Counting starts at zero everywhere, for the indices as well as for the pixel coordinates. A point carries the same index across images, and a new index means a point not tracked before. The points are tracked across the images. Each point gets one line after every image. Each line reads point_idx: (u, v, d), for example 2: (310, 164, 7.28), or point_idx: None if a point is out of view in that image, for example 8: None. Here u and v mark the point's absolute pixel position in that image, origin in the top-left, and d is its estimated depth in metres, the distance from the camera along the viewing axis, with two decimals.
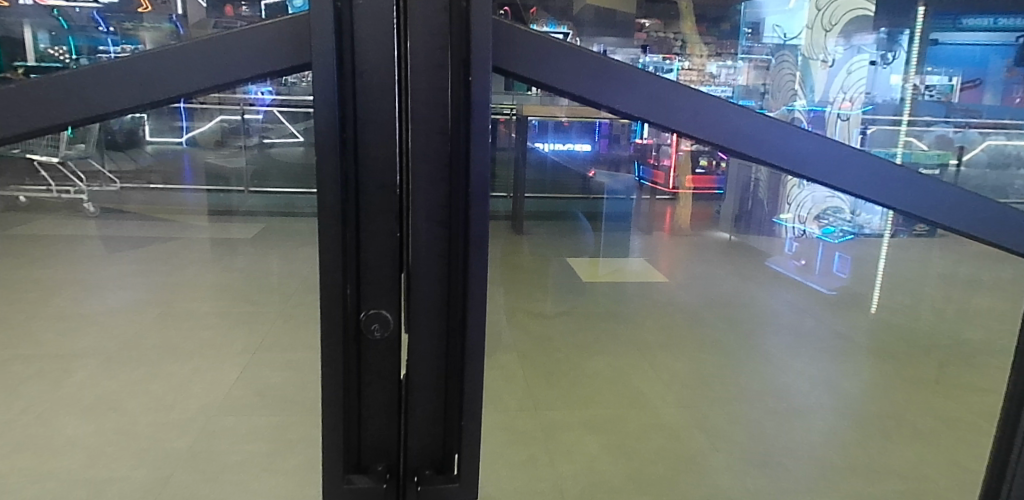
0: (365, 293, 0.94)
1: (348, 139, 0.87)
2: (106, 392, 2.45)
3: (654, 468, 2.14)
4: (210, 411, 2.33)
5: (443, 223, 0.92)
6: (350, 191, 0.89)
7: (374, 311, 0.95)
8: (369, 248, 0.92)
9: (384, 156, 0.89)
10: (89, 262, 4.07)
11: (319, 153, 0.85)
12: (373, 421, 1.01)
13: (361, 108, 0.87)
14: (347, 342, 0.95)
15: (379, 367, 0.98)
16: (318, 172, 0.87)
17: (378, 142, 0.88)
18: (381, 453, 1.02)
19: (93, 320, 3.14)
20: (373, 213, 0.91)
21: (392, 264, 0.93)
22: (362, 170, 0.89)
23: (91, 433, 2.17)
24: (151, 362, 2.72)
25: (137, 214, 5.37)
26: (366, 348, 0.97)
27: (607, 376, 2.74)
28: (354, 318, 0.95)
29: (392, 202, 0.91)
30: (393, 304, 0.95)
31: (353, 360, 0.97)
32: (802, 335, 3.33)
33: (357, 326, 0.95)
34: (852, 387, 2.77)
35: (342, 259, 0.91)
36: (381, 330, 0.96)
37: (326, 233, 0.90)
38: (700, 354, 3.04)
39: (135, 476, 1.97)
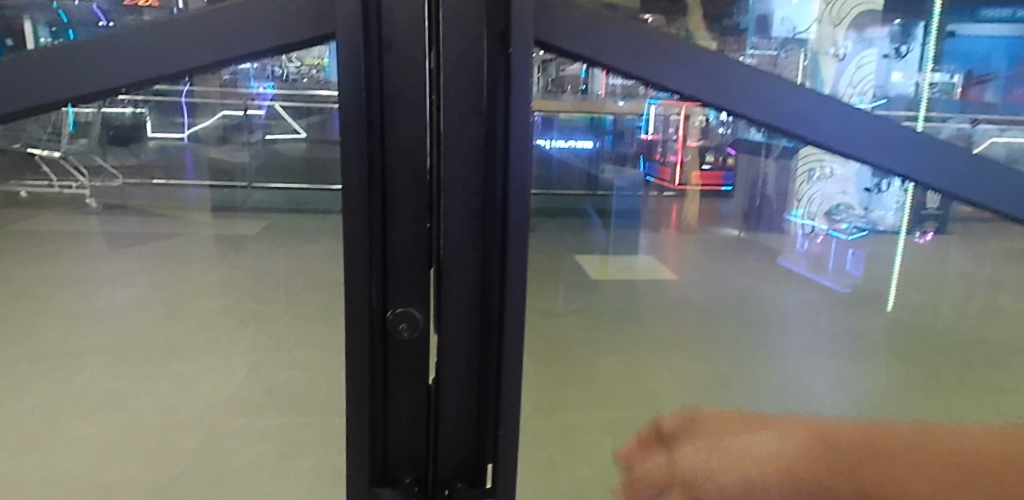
0: (393, 288, 0.88)
1: (374, 121, 0.81)
2: (111, 390, 2.40)
3: None
4: (217, 411, 2.28)
5: (478, 213, 0.86)
6: (377, 177, 0.83)
7: (402, 310, 0.88)
8: (396, 241, 0.86)
9: (413, 139, 0.83)
10: (92, 259, 4.02)
11: (345, 135, 0.79)
12: (399, 428, 0.94)
13: (387, 86, 0.81)
14: (375, 343, 0.89)
15: (406, 374, 0.91)
16: (344, 155, 0.80)
17: (406, 124, 0.82)
18: (409, 465, 0.94)
19: (97, 317, 3.08)
20: (401, 201, 0.85)
21: (421, 257, 0.87)
22: (389, 155, 0.83)
23: (96, 433, 2.11)
24: (156, 360, 2.67)
25: (139, 211, 5.30)
26: (393, 351, 0.90)
27: (622, 378, 2.69)
28: (380, 316, 0.88)
29: (422, 189, 0.85)
30: (422, 301, 0.89)
31: (380, 364, 0.90)
32: (818, 335, 3.27)
33: (383, 325, 0.89)
34: (872, 386, 2.70)
35: (369, 253, 0.85)
36: (410, 331, 0.89)
37: (351, 224, 0.83)
38: (716, 356, 2.96)
39: (143, 476, 1.91)
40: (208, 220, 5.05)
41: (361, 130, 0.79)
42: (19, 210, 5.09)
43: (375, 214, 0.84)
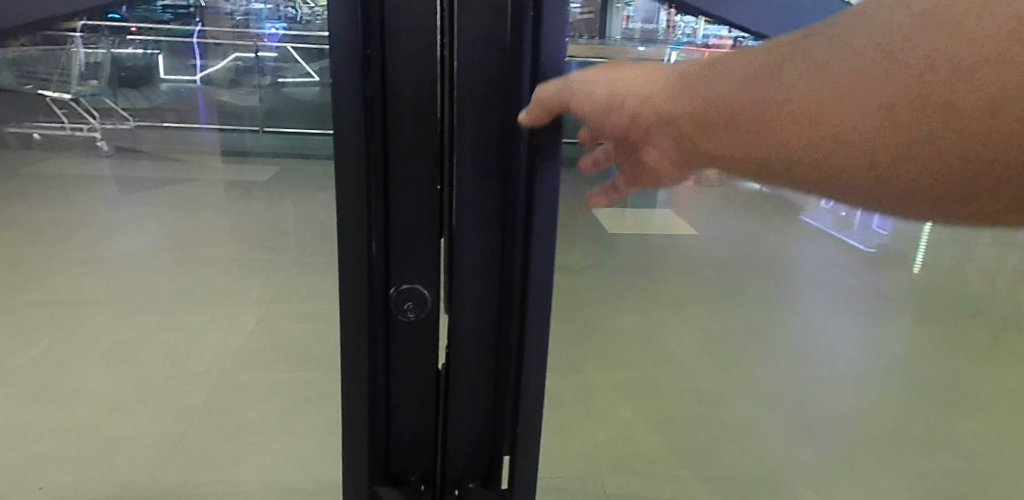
0: (398, 263, 0.79)
1: (373, 70, 0.69)
2: (121, 340, 2.39)
3: (693, 436, 2.04)
4: (227, 365, 2.26)
5: (497, 176, 0.76)
6: (377, 138, 0.73)
7: (408, 286, 0.80)
8: (402, 208, 0.76)
9: (419, 91, 0.72)
10: (104, 203, 3.99)
11: (338, 87, 0.69)
12: (404, 422, 0.86)
13: (388, 28, 0.69)
14: (377, 324, 0.80)
15: (412, 359, 0.83)
16: (337, 110, 0.70)
17: (410, 72, 0.71)
18: (416, 461, 0.87)
19: (108, 264, 3.06)
20: (405, 165, 0.75)
21: (430, 226, 0.78)
22: (391, 110, 0.72)
23: (105, 385, 2.11)
24: (166, 309, 2.65)
25: (151, 154, 5.25)
26: (397, 334, 0.82)
27: (637, 335, 2.63)
28: (383, 294, 0.80)
29: (430, 150, 0.74)
30: (429, 278, 0.80)
31: (383, 348, 0.82)
32: (840, 294, 3.18)
33: (386, 304, 0.80)
34: (895, 351, 2.62)
35: (368, 226, 0.75)
36: (416, 311, 0.80)
37: (350, 187, 0.73)
38: (735, 314, 2.88)
39: (151, 431, 1.91)
40: (220, 165, 4.98)
41: (356, 83, 0.68)
42: (31, 150, 5.06)
43: (375, 181, 0.74)
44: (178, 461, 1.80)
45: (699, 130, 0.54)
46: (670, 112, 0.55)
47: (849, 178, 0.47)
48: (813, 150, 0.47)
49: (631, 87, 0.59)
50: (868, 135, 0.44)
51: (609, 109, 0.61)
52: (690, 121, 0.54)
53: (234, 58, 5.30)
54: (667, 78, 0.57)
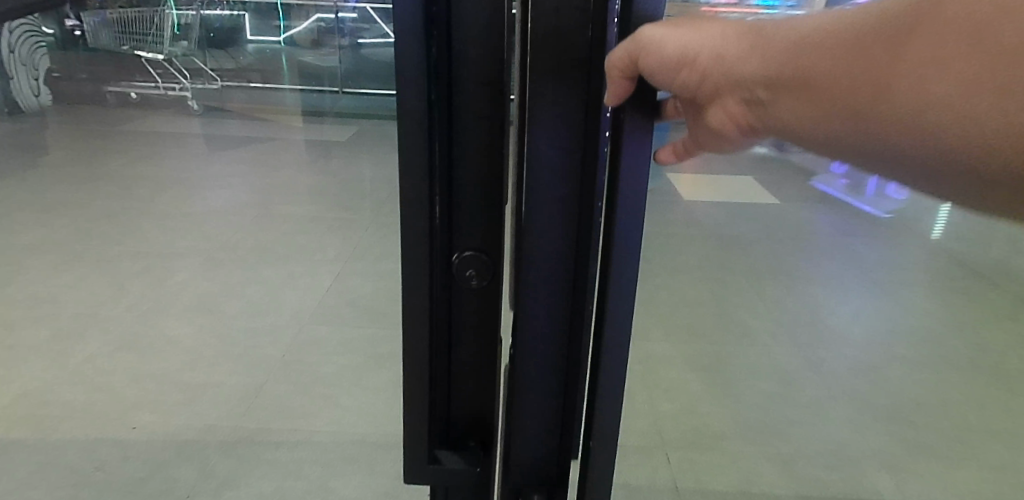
0: (461, 227, 0.72)
1: (436, 14, 0.61)
2: (205, 292, 2.53)
3: (765, 414, 1.95)
4: (303, 319, 2.36)
5: (576, 143, 0.65)
6: (442, 92, 0.65)
7: (470, 254, 0.73)
8: (465, 173, 0.69)
9: (488, 43, 0.64)
10: (194, 159, 4.20)
11: (398, 29, 0.60)
12: (466, 393, 0.80)
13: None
14: (437, 293, 0.74)
15: (474, 331, 0.77)
16: (395, 57, 0.62)
17: (477, 21, 0.63)
18: (477, 427, 0.82)
19: (195, 219, 3.22)
20: (471, 123, 0.67)
21: (496, 193, 0.70)
22: (456, 64, 0.64)
23: (189, 336, 2.24)
24: (247, 264, 2.77)
25: (238, 113, 5.46)
26: (459, 305, 0.76)
27: (711, 307, 2.55)
28: (445, 261, 0.73)
29: (498, 109, 0.66)
30: (494, 245, 0.73)
31: (444, 320, 0.76)
32: (932, 269, 2.98)
33: (447, 272, 0.74)
34: (991, 333, 2.44)
35: (430, 189, 0.68)
36: (478, 280, 0.74)
37: (407, 149, 0.66)
38: (817, 290, 2.73)
39: (231, 381, 2.02)
40: (300, 125, 5.13)
41: (419, 27, 0.59)
42: (129, 107, 5.38)
43: (437, 139, 0.66)
44: (255, 411, 1.89)
45: (771, 96, 0.44)
46: (742, 72, 0.45)
47: (942, 174, 0.38)
48: (904, 141, 0.38)
49: (702, 38, 0.48)
50: (977, 140, 0.35)
51: (675, 66, 0.51)
52: (763, 86, 0.44)
53: (318, 18, 5.75)
54: (741, 32, 0.46)
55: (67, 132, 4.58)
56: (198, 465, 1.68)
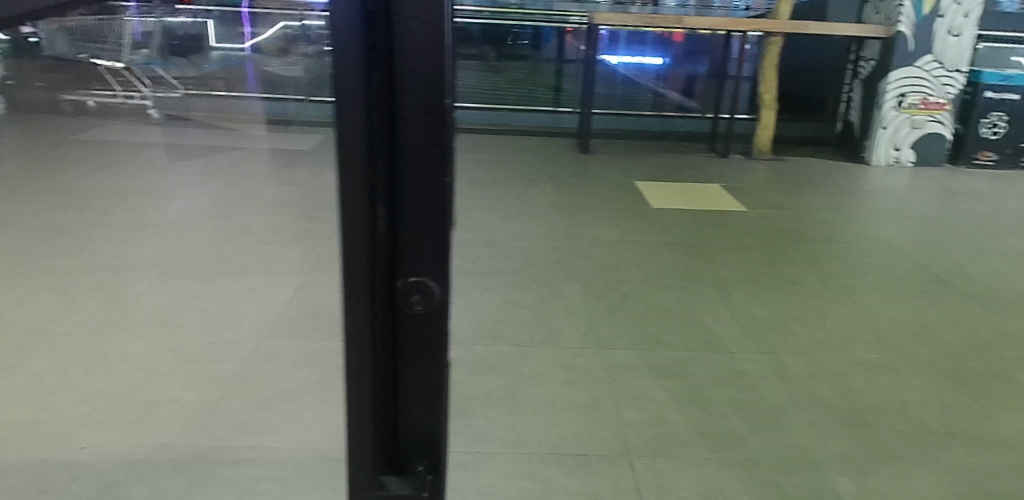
0: (407, 252, 0.68)
1: (376, 31, 0.59)
2: (163, 306, 2.45)
3: (730, 423, 1.95)
4: (264, 333, 2.31)
5: None
6: (383, 112, 0.62)
7: (416, 279, 0.69)
8: (408, 198, 0.65)
9: (430, 65, 0.60)
10: (156, 170, 4.09)
11: (334, 39, 0.59)
12: (414, 422, 0.75)
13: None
14: (380, 318, 0.70)
15: (423, 356, 0.72)
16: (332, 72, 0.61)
17: (419, 41, 0.59)
18: (425, 450, 0.76)
19: (154, 231, 3.13)
20: (414, 147, 0.63)
21: (441, 220, 0.67)
22: (398, 83, 0.61)
23: (146, 351, 2.17)
24: (207, 277, 2.70)
25: (201, 122, 5.37)
26: (404, 332, 0.71)
27: (676, 315, 2.57)
28: (388, 286, 0.70)
29: (441, 134, 0.63)
30: (442, 272, 0.69)
31: (389, 347, 0.72)
32: (890, 272, 3.06)
33: (391, 297, 0.70)
34: (949, 336, 2.50)
35: (370, 213, 0.65)
36: (424, 305, 0.70)
37: (347, 165, 0.64)
38: (783, 297, 2.75)
39: (185, 398, 1.95)
40: (265, 133, 5.07)
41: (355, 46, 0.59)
42: (86, 116, 5.24)
43: (377, 158, 0.64)
44: (212, 428, 1.83)
45: None
46: None
47: None
48: None
49: None
50: None
51: None
52: None
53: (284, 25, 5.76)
54: None
55: (20, 142, 4.44)
56: (149, 486, 1.61)
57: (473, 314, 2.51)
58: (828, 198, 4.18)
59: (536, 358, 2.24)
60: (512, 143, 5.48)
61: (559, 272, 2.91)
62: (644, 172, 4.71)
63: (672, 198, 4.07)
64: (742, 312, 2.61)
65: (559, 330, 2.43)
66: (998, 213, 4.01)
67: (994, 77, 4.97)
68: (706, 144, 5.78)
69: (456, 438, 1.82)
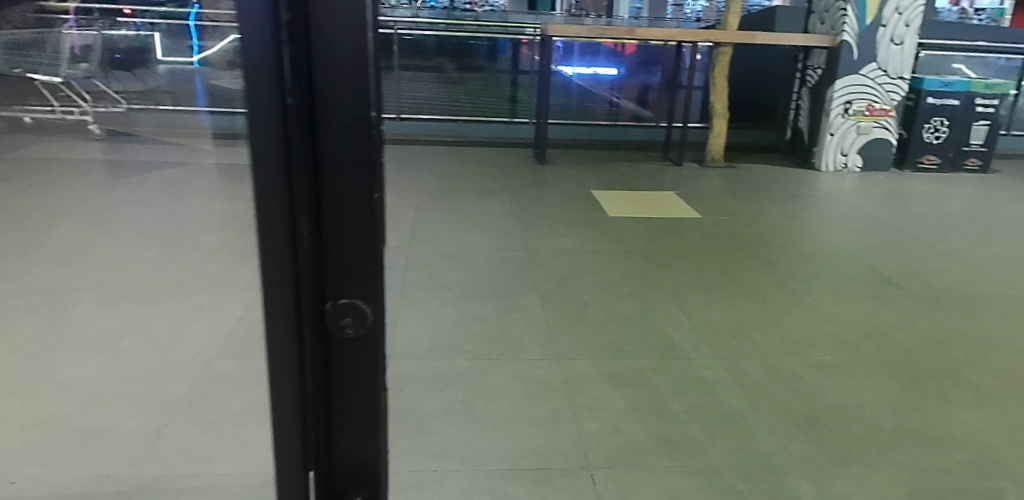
0: (336, 275, 0.68)
1: (293, 55, 0.61)
2: (103, 329, 2.33)
3: (690, 429, 1.95)
4: (211, 354, 2.21)
5: None
6: (305, 134, 0.63)
7: (347, 301, 0.69)
8: (333, 223, 0.66)
9: (351, 88, 0.62)
10: (97, 187, 3.91)
11: (248, 71, 0.61)
12: (349, 447, 0.75)
13: (312, 5, 0.59)
14: (310, 341, 0.70)
15: (356, 381, 0.73)
16: (247, 95, 0.62)
17: (338, 65, 0.61)
18: (360, 474, 0.76)
19: (94, 251, 2.99)
20: (338, 169, 0.65)
21: (369, 242, 0.68)
22: (319, 106, 0.62)
23: (83, 377, 2.05)
24: (151, 298, 2.58)
25: (147, 138, 5.18)
26: (336, 355, 0.72)
27: (634, 323, 2.57)
28: (318, 309, 0.70)
29: (364, 156, 0.64)
30: (373, 294, 0.70)
31: (321, 369, 0.72)
32: (842, 275, 3.12)
33: (323, 322, 0.70)
34: (900, 336, 2.55)
35: (294, 238, 0.66)
36: (355, 327, 0.70)
37: (270, 193, 0.65)
38: (740, 302, 2.78)
39: (127, 425, 1.85)
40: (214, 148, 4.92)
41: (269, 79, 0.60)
42: (21, 133, 5.00)
43: (298, 180, 0.64)
44: (155, 456, 1.73)
45: None
46: None
47: None
48: None
49: None
50: None
51: None
52: None
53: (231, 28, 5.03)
54: None
55: None
56: None
57: (431, 328, 2.46)
58: (781, 204, 4.27)
59: (495, 370, 2.21)
60: (468, 155, 5.44)
61: (518, 283, 2.89)
62: (603, 181, 4.74)
63: (632, 206, 4.09)
64: (697, 317, 2.64)
65: (518, 342, 2.39)
66: (943, 215, 4.15)
67: (934, 84, 5.18)
68: (661, 153, 5.84)
69: (415, 457, 1.76)
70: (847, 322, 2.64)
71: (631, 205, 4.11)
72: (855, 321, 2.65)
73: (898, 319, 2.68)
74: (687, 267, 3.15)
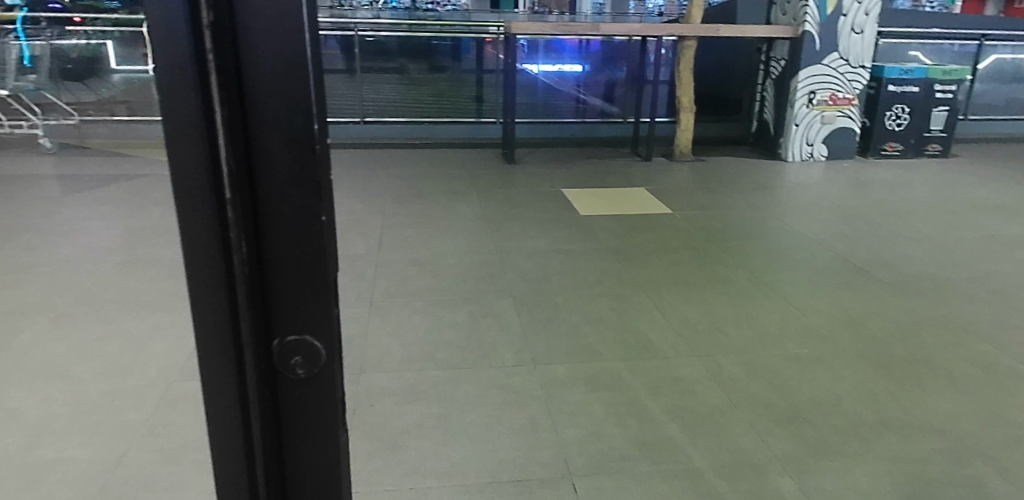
0: (282, 314, 0.64)
1: (220, 73, 0.56)
2: (55, 354, 2.21)
3: (670, 430, 1.92)
4: (171, 376, 2.11)
5: None
6: (240, 162, 0.59)
7: (295, 339, 0.65)
8: (278, 258, 0.62)
9: (290, 101, 0.58)
10: (47, 203, 3.74)
11: (171, 100, 0.56)
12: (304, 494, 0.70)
13: (243, 26, 0.55)
14: (254, 386, 0.65)
15: (309, 423, 0.68)
16: (170, 123, 0.57)
17: (273, 82, 0.57)
18: None
19: (45, 271, 2.84)
20: (279, 192, 0.60)
21: (316, 275, 0.64)
22: (254, 122, 0.58)
23: (32, 407, 1.93)
24: (107, 318, 2.46)
25: (101, 150, 4.99)
26: (286, 397, 0.67)
27: (610, 323, 2.54)
28: (262, 349, 0.65)
29: (308, 174, 0.61)
30: (323, 328, 0.66)
31: (269, 416, 0.67)
32: (811, 265, 3.13)
33: (270, 363, 0.65)
34: (871, 324, 2.57)
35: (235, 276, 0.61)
36: (306, 366, 0.66)
37: (203, 231, 0.59)
38: (713, 297, 2.77)
39: (81, 456, 1.74)
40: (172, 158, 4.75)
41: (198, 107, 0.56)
42: None
43: (233, 205, 0.60)
44: (113, 488, 1.63)
45: None
46: None
47: None
48: None
49: None
50: None
51: None
52: None
53: None
54: None
55: None
56: None
57: (402, 338, 2.40)
58: (750, 195, 4.30)
59: (470, 379, 2.15)
60: (435, 157, 5.36)
61: (490, 286, 2.84)
62: (573, 179, 4.71)
63: (603, 203, 4.07)
64: (671, 314, 2.62)
65: (492, 348, 2.34)
66: (907, 201, 4.22)
67: (894, 71, 5.27)
68: (629, 148, 5.83)
69: (390, 475, 1.69)
70: (819, 312, 2.65)
71: (602, 202, 4.08)
72: (827, 311, 2.67)
73: (869, 308, 2.71)
74: (658, 262, 3.14)
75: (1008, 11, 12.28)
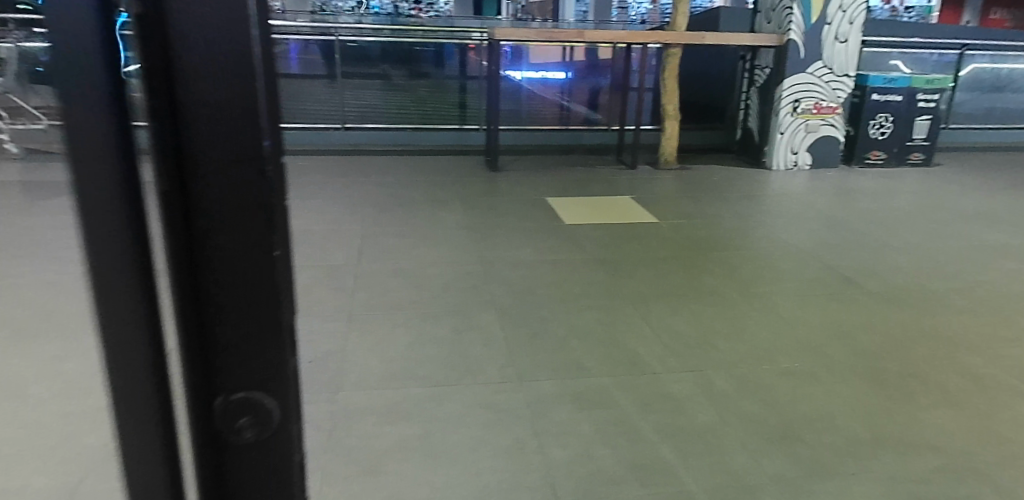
0: (226, 379, 0.64)
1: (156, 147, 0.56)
2: (11, 373, 2.08)
3: (660, 450, 1.84)
4: None
5: None
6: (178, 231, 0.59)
7: (239, 403, 0.64)
8: (220, 324, 0.62)
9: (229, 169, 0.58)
10: (12, 212, 3.58)
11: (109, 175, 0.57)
12: None
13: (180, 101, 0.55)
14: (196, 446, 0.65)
15: (257, 484, 0.67)
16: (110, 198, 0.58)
17: (214, 155, 0.57)
18: None
19: (5, 283, 2.69)
20: (218, 256, 0.60)
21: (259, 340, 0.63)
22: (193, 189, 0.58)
23: None
24: (70, 334, 2.33)
25: None
26: (233, 460, 0.66)
27: (597, 337, 2.46)
28: (206, 412, 0.64)
29: (249, 240, 0.60)
30: (269, 391, 0.65)
31: (214, 477, 0.66)
32: (800, 275, 3.09)
33: (215, 427, 0.65)
34: (863, 336, 2.52)
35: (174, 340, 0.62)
36: (252, 430, 0.65)
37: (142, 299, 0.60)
38: (701, 309, 2.71)
39: (34, 485, 1.62)
40: None
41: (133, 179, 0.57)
42: None
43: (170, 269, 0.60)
44: None
45: None
46: None
47: None
48: None
49: None
50: None
51: None
52: None
53: None
54: None
55: None
56: None
57: (382, 353, 2.30)
58: (736, 204, 4.26)
59: (452, 397, 2.06)
60: (419, 164, 5.26)
61: (473, 298, 2.75)
62: (558, 187, 4.64)
63: (590, 213, 4.00)
64: (659, 327, 2.56)
65: (476, 364, 2.25)
66: (893, 210, 4.20)
67: (878, 80, 5.30)
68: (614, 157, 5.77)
69: None
70: (810, 325, 2.60)
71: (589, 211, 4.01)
72: (817, 323, 2.62)
73: (860, 319, 2.66)
74: (646, 272, 3.08)
75: (984, 21, 12.49)
